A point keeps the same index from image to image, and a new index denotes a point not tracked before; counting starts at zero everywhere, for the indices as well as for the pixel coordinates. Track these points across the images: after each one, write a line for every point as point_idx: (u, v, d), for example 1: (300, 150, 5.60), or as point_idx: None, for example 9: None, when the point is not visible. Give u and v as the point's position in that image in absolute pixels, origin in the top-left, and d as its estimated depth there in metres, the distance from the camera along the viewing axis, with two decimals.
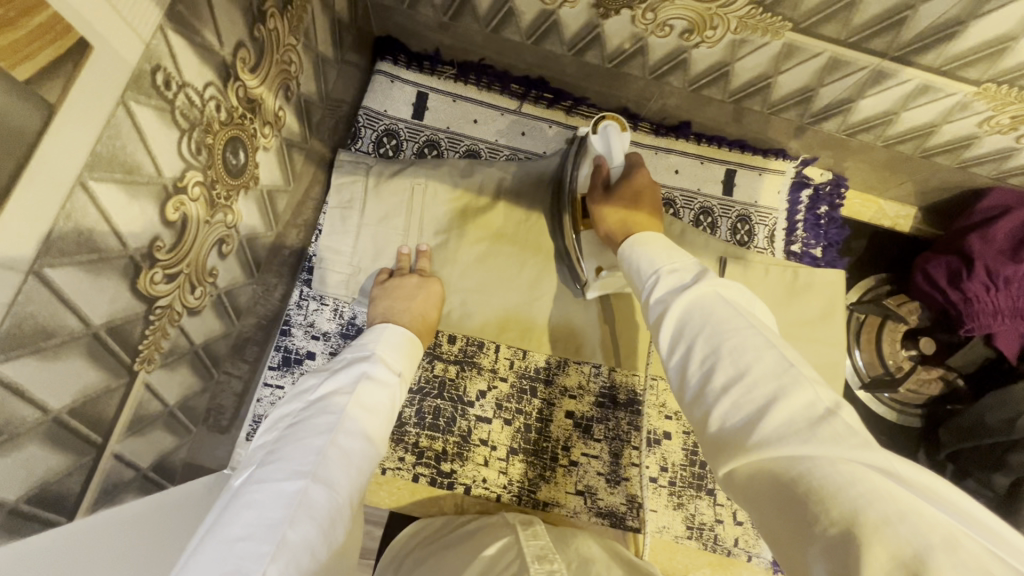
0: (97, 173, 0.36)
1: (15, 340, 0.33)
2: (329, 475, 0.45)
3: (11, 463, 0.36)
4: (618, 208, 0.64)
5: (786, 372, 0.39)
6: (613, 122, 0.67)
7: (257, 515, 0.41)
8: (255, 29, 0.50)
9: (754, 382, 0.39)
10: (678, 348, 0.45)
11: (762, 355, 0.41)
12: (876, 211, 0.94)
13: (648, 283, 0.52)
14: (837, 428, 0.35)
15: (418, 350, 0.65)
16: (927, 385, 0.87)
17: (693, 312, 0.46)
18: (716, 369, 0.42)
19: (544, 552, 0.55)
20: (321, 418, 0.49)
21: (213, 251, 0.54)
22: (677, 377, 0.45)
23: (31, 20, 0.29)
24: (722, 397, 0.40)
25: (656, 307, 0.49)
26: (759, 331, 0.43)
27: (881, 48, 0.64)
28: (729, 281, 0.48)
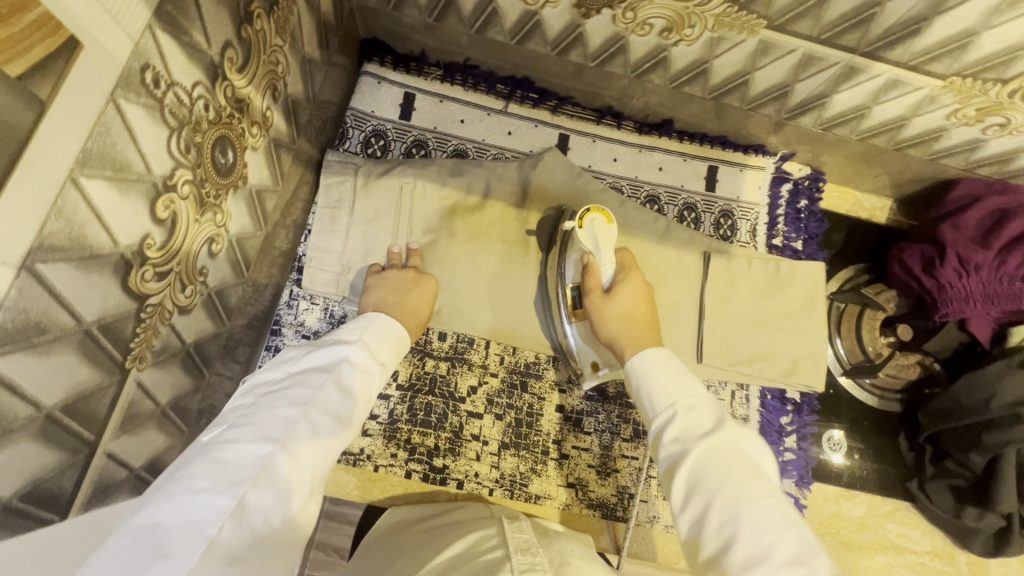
0: (88, 169, 0.37)
1: (8, 334, 0.34)
2: (297, 445, 0.46)
3: (4, 459, 0.36)
4: (618, 311, 0.68)
5: (799, 550, 0.45)
6: (599, 215, 0.72)
7: (220, 470, 0.41)
8: (241, 29, 0.51)
9: (774, 558, 0.45)
10: (695, 504, 0.50)
11: (778, 529, 0.46)
12: (853, 203, 0.97)
13: (663, 422, 0.56)
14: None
15: (405, 343, 0.65)
16: (906, 370, 0.88)
17: (710, 465, 0.51)
18: (734, 537, 0.47)
19: (528, 545, 0.57)
20: (298, 389, 0.50)
21: (203, 250, 0.54)
22: (694, 530, 0.50)
23: (22, 17, 0.29)
24: (741, 567, 0.45)
25: (673, 451, 0.54)
26: (775, 502, 0.49)
27: (852, 44, 0.66)
28: (742, 432, 0.55)
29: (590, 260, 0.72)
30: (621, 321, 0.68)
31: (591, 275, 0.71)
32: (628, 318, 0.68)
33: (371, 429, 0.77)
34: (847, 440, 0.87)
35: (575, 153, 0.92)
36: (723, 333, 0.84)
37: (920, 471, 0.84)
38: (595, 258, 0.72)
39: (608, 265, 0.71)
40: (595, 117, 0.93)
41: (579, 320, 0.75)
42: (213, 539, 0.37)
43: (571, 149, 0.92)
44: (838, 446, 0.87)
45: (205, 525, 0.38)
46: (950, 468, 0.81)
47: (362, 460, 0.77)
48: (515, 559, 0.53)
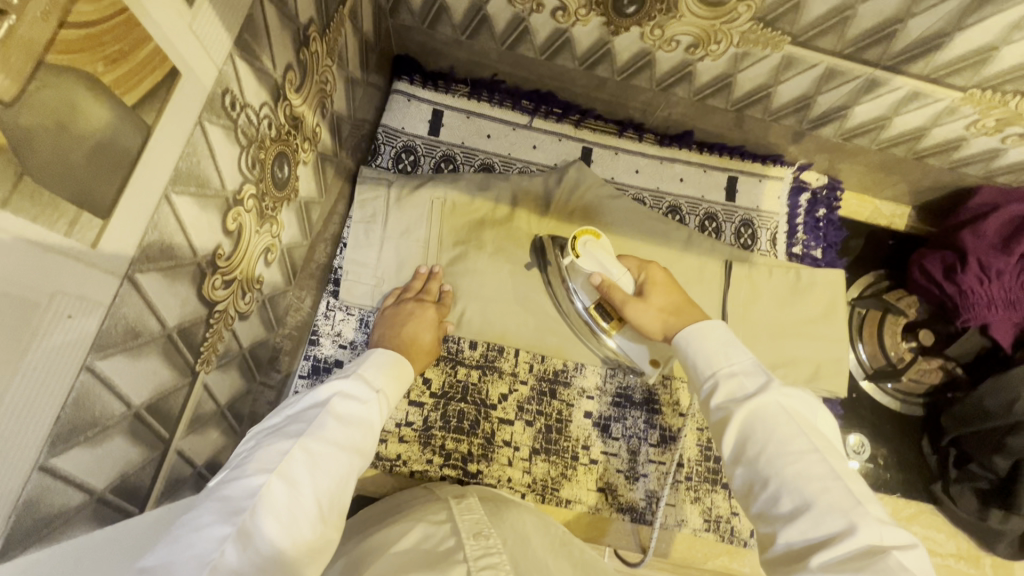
0: (177, 187, 0.40)
1: (110, 338, 0.36)
2: (295, 473, 0.46)
3: (102, 453, 0.39)
4: (656, 311, 0.69)
5: (853, 505, 0.42)
6: (587, 236, 0.73)
7: (222, 503, 0.42)
8: (300, 52, 0.55)
9: (819, 513, 0.43)
10: (741, 461, 0.49)
11: (826, 483, 0.44)
12: (872, 210, 0.99)
13: (708, 385, 0.56)
14: (893, 567, 0.38)
15: (407, 376, 0.66)
16: (928, 375, 0.90)
17: (755, 423, 0.50)
18: (780, 491, 0.45)
19: (480, 528, 0.59)
20: (293, 424, 0.50)
21: (260, 259, 0.58)
22: (743, 487, 0.49)
23: (139, 52, 0.32)
24: (789, 522, 0.44)
25: (718, 412, 0.53)
26: (825, 455, 0.46)
27: (875, 58, 0.69)
28: (793, 391, 0.51)
29: (603, 278, 0.72)
30: (660, 317, 0.68)
31: (613, 289, 0.72)
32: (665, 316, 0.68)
33: (405, 434, 0.80)
34: (869, 442, 0.88)
35: (599, 165, 0.95)
36: (746, 342, 0.86)
37: (944, 474, 0.85)
38: (608, 274, 0.72)
39: (623, 275, 0.72)
40: (617, 130, 0.96)
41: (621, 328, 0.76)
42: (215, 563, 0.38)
43: (595, 162, 0.95)
44: (863, 450, 0.88)
45: (207, 554, 0.39)
46: (973, 471, 0.81)
47: (398, 465, 0.79)
48: (468, 546, 0.56)
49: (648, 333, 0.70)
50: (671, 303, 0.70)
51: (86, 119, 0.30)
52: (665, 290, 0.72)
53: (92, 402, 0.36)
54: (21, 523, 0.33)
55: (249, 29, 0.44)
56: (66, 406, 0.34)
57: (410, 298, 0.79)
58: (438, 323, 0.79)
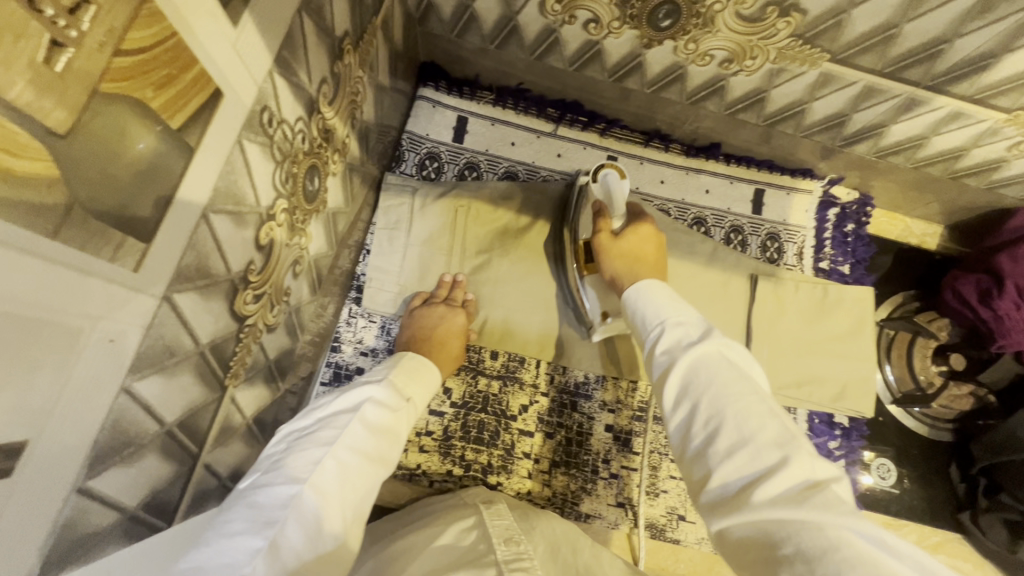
0: (216, 206, 0.39)
1: (149, 358, 0.36)
2: (325, 483, 0.45)
3: (135, 472, 0.39)
4: (623, 251, 0.68)
5: (789, 442, 0.42)
6: (613, 169, 0.73)
7: (253, 512, 0.42)
8: (334, 65, 0.54)
9: (758, 451, 0.42)
10: (682, 406, 0.47)
11: (765, 423, 0.43)
12: (903, 228, 0.97)
13: (654, 334, 0.54)
14: (829, 497, 0.38)
15: (435, 381, 0.65)
16: (959, 400, 0.88)
17: (698, 368, 0.48)
18: (720, 433, 0.44)
19: (511, 534, 0.59)
20: (324, 430, 0.49)
21: (289, 271, 0.58)
22: (680, 435, 0.47)
23: (186, 75, 0.32)
24: (725, 462, 0.42)
25: (661, 359, 0.51)
26: (763, 396, 0.45)
27: (917, 78, 0.67)
28: (732, 341, 0.50)
29: (600, 207, 0.73)
30: (620, 258, 0.67)
31: (601, 219, 0.72)
32: (633, 261, 0.67)
33: (425, 443, 0.79)
34: (896, 467, 0.87)
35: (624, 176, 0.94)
36: (770, 359, 0.85)
37: (973, 502, 0.83)
38: (607, 207, 0.73)
39: (619, 213, 0.72)
40: (643, 139, 0.94)
41: (592, 272, 0.75)
42: None
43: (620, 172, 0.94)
44: (888, 475, 0.86)
45: (238, 566, 0.38)
46: (1004, 502, 0.78)
47: (417, 476, 0.79)
48: (500, 550, 0.55)
49: (603, 267, 0.69)
50: (644, 253, 0.67)
51: (135, 145, 0.29)
52: (648, 240, 0.69)
53: (128, 422, 0.36)
54: (57, 544, 0.33)
55: (288, 46, 0.44)
56: (103, 429, 0.34)
57: (440, 303, 0.79)
58: (466, 331, 0.79)
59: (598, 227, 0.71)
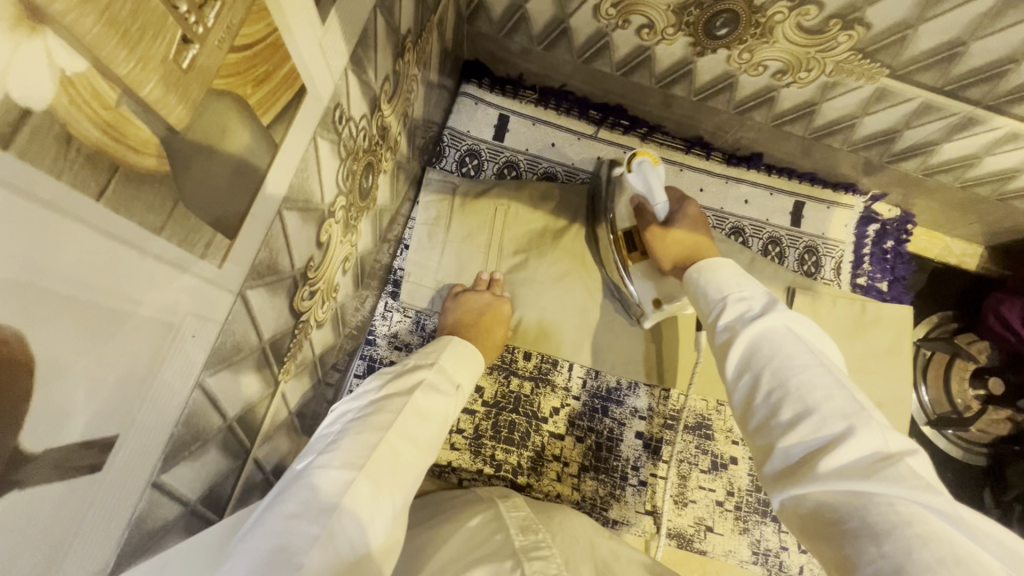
0: (289, 203, 0.39)
1: (219, 355, 0.36)
2: (379, 472, 0.45)
3: (197, 466, 0.39)
4: (683, 238, 0.67)
5: (857, 413, 0.41)
6: (647, 158, 0.68)
7: (310, 495, 0.41)
8: (396, 63, 0.54)
9: (822, 420, 0.41)
10: (745, 376, 0.47)
11: (832, 394, 0.42)
12: (943, 247, 0.96)
13: (716, 308, 0.53)
14: (901, 470, 0.37)
15: (479, 365, 0.66)
16: (995, 425, 0.87)
17: (761, 342, 0.47)
18: (783, 403, 0.43)
19: (528, 524, 0.60)
20: (379, 415, 0.50)
21: (339, 268, 0.57)
22: (743, 402, 0.47)
23: (278, 72, 0.31)
24: (788, 431, 0.42)
25: (724, 332, 0.51)
26: (830, 369, 0.44)
27: (977, 96, 0.66)
28: (799, 316, 0.49)
29: (642, 200, 0.70)
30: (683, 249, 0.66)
31: (645, 212, 0.70)
32: (694, 246, 0.67)
33: (456, 441, 0.79)
34: None
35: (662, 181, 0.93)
36: None
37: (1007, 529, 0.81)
38: (647, 202, 0.69)
39: (660, 201, 0.67)
40: (684, 146, 0.93)
41: (637, 261, 0.74)
42: (303, 566, 0.37)
43: None
44: None
45: (298, 552, 0.37)
46: None
47: (447, 472, 0.78)
48: (518, 539, 0.56)
49: (659, 257, 0.68)
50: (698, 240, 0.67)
51: (234, 142, 0.29)
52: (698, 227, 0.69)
53: (198, 417, 0.36)
54: (131, 538, 0.33)
55: (362, 44, 0.43)
56: (178, 423, 0.34)
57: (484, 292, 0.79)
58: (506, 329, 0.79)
59: (647, 221, 0.70)
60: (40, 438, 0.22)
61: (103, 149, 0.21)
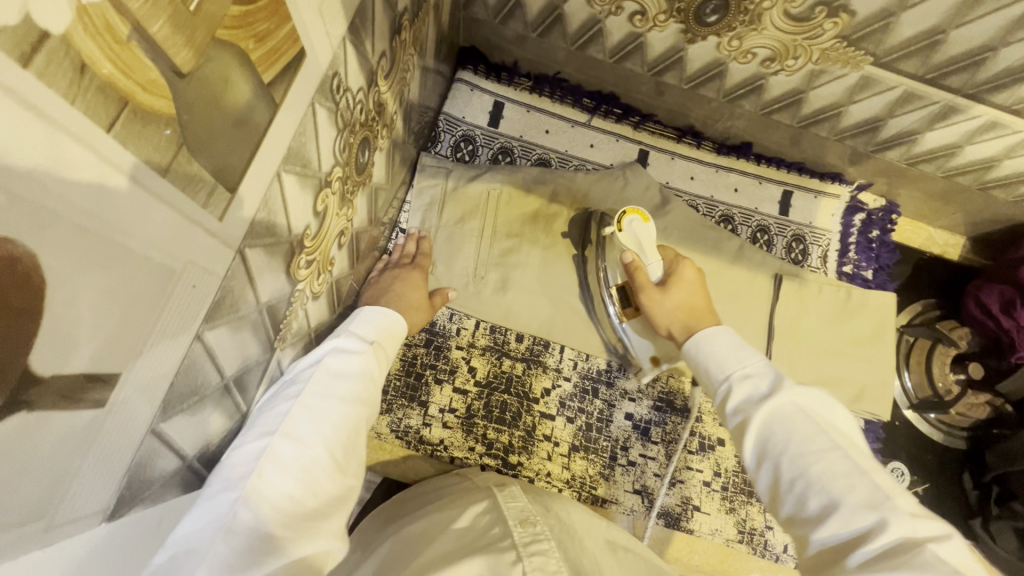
0: (288, 166, 0.40)
1: (219, 310, 0.37)
2: (298, 430, 0.46)
3: (195, 421, 0.40)
4: (673, 301, 0.69)
5: (880, 501, 0.41)
6: (636, 215, 0.72)
7: (230, 470, 0.42)
8: (393, 40, 0.55)
9: (847, 512, 0.41)
10: (766, 466, 0.49)
11: (851, 482, 0.43)
12: (926, 237, 0.98)
13: (722, 388, 0.56)
14: (930, 560, 0.36)
15: (398, 328, 0.65)
16: (975, 409, 0.89)
17: (772, 425, 0.49)
18: (806, 495, 0.44)
19: (526, 515, 0.60)
20: (291, 386, 0.50)
21: (335, 242, 0.58)
22: (770, 496, 0.48)
23: (280, 31, 0.33)
24: (817, 526, 0.42)
25: (736, 414, 0.53)
26: (848, 452, 0.45)
27: (957, 85, 0.68)
28: (809, 390, 0.51)
29: (633, 258, 0.72)
30: (677, 311, 0.68)
31: (638, 272, 0.71)
32: (685, 307, 0.68)
33: (448, 420, 0.80)
34: (908, 471, 0.87)
35: (654, 169, 0.95)
36: (791, 356, 0.86)
37: (984, 511, 0.83)
38: (640, 258, 0.72)
39: (655, 261, 0.72)
40: (675, 135, 0.95)
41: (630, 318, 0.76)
42: (229, 524, 0.38)
43: (651, 165, 0.95)
44: (901, 479, 0.87)
45: (220, 516, 0.38)
46: (1016, 510, 0.79)
47: (439, 451, 0.79)
48: (516, 532, 0.57)
49: (654, 322, 0.70)
50: (691, 301, 0.69)
51: (236, 94, 0.30)
52: (690, 285, 0.71)
53: (197, 371, 0.37)
54: (129, 485, 0.33)
55: (360, 15, 0.45)
56: (177, 374, 0.34)
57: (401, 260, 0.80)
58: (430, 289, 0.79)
59: (640, 282, 0.71)
60: (48, 362, 0.23)
61: (112, 81, 0.22)
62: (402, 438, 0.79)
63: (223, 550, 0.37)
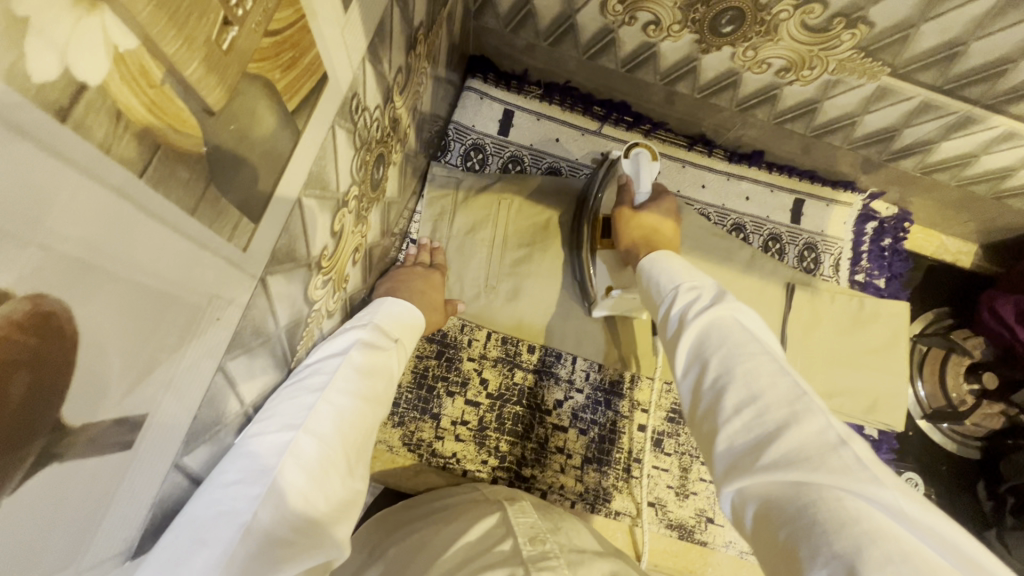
0: (308, 191, 0.39)
1: (241, 340, 0.37)
2: (321, 428, 0.45)
3: (214, 451, 0.39)
4: (646, 222, 0.71)
5: (800, 400, 0.42)
6: (645, 150, 0.72)
7: (250, 462, 0.40)
8: (408, 55, 0.54)
9: (765, 407, 0.42)
10: (695, 367, 0.49)
11: (775, 381, 0.44)
12: (939, 245, 0.97)
13: (668, 298, 0.58)
14: (844, 457, 0.37)
15: (420, 324, 0.68)
16: (990, 419, 0.89)
17: (711, 332, 0.50)
18: (727, 389, 0.45)
19: (536, 533, 0.59)
20: (313, 376, 0.48)
21: (350, 258, 0.58)
22: (692, 397, 0.49)
23: (305, 59, 0.32)
24: (735, 418, 0.43)
25: (677, 322, 0.54)
26: (774, 358, 0.46)
27: (976, 95, 0.67)
28: (747, 307, 0.52)
29: (627, 181, 0.74)
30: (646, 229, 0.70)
31: (627, 192, 0.73)
32: (654, 230, 0.70)
33: (461, 433, 0.79)
34: (922, 482, 0.87)
35: (665, 177, 0.94)
36: (804, 367, 0.85)
37: (999, 521, 0.82)
38: (632, 184, 0.73)
39: (646, 188, 0.72)
40: (686, 143, 0.94)
41: (603, 248, 0.76)
42: (249, 525, 0.37)
43: (661, 173, 0.94)
44: (916, 490, 0.86)
45: (239, 513, 0.36)
46: None
47: (452, 464, 0.78)
48: (525, 550, 0.55)
49: (622, 237, 0.72)
50: (663, 228, 0.71)
51: (262, 125, 0.29)
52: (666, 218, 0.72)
53: (218, 401, 0.36)
54: (153, 518, 0.33)
55: (379, 35, 0.44)
56: (199, 407, 0.34)
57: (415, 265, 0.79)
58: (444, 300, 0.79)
59: (623, 202, 0.73)
60: (79, 412, 0.23)
61: (145, 126, 0.21)
62: (414, 451, 0.78)
63: (242, 553, 0.36)
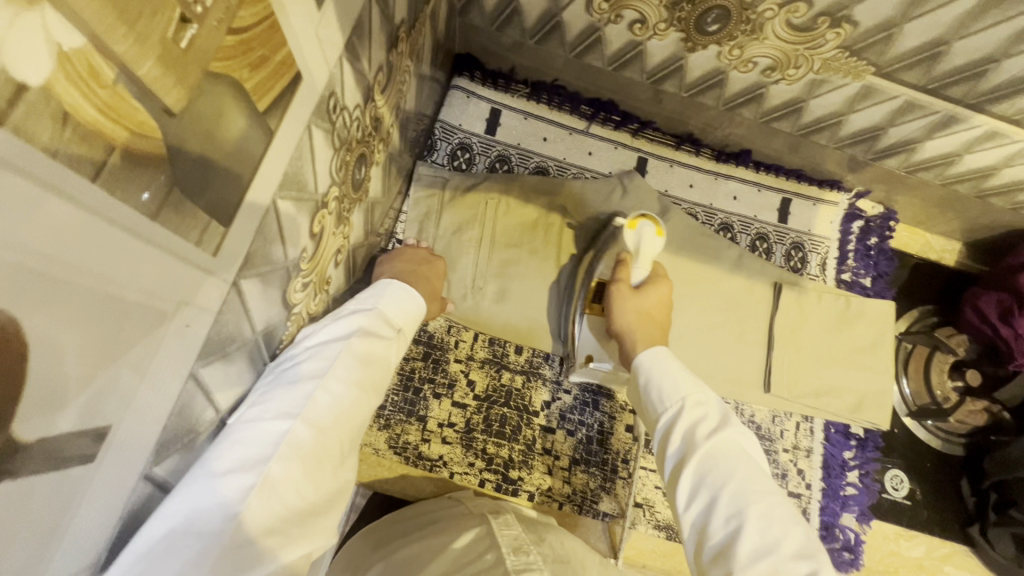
0: (284, 193, 0.39)
1: (213, 347, 0.36)
2: (318, 418, 0.44)
3: (188, 458, 0.38)
4: (640, 305, 0.69)
5: (811, 555, 0.44)
6: (650, 223, 0.72)
7: (246, 451, 0.39)
8: (389, 53, 0.53)
9: (782, 560, 0.44)
10: (701, 498, 0.50)
11: (787, 530, 0.46)
12: (923, 243, 0.98)
13: (671, 410, 0.56)
14: None
15: (420, 310, 0.62)
16: (973, 416, 0.90)
17: (717, 458, 0.50)
18: (741, 531, 0.46)
19: (519, 543, 0.59)
20: (314, 361, 0.46)
21: (331, 260, 0.57)
22: (697, 531, 0.49)
23: (276, 57, 0.31)
24: (749, 567, 0.44)
25: (681, 442, 0.54)
26: (781, 500, 0.48)
27: (958, 95, 0.68)
28: (748, 433, 0.54)
29: (627, 257, 0.73)
30: (639, 313, 0.68)
31: (624, 268, 0.72)
32: (647, 313, 0.69)
33: (448, 436, 0.79)
34: (907, 478, 0.88)
35: (653, 177, 0.94)
36: (790, 367, 0.85)
37: (982, 517, 0.84)
38: (633, 259, 0.73)
39: (643, 268, 0.72)
40: (674, 142, 0.94)
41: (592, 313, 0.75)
42: (241, 515, 0.36)
43: (649, 173, 0.94)
44: (901, 486, 0.88)
45: (231, 503, 0.36)
46: (1014, 517, 0.79)
47: (438, 467, 0.77)
48: (509, 560, 0.55)
49: (614, 314, 0.70)
50: (656, 312, 0.70)
51: (231, 126, 0.28)
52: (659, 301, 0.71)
53: (191, 409, 0.35)
54: (125, 529, 0.32)
55: (357, 33, 0.43)
56: (169, 417, 0.33)
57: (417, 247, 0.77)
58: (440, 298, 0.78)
59: (619, 277, 0.72)
60: (33, 426, 0.22)
61: (98, 128, 0.20)
62: (400, 455, 0.77)
63: (231, 544, 0.35)
